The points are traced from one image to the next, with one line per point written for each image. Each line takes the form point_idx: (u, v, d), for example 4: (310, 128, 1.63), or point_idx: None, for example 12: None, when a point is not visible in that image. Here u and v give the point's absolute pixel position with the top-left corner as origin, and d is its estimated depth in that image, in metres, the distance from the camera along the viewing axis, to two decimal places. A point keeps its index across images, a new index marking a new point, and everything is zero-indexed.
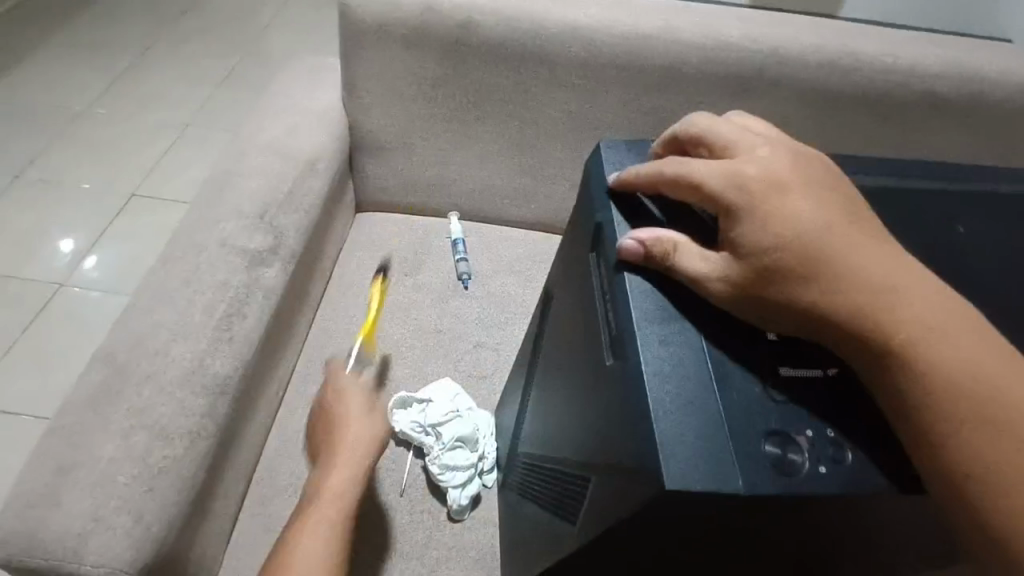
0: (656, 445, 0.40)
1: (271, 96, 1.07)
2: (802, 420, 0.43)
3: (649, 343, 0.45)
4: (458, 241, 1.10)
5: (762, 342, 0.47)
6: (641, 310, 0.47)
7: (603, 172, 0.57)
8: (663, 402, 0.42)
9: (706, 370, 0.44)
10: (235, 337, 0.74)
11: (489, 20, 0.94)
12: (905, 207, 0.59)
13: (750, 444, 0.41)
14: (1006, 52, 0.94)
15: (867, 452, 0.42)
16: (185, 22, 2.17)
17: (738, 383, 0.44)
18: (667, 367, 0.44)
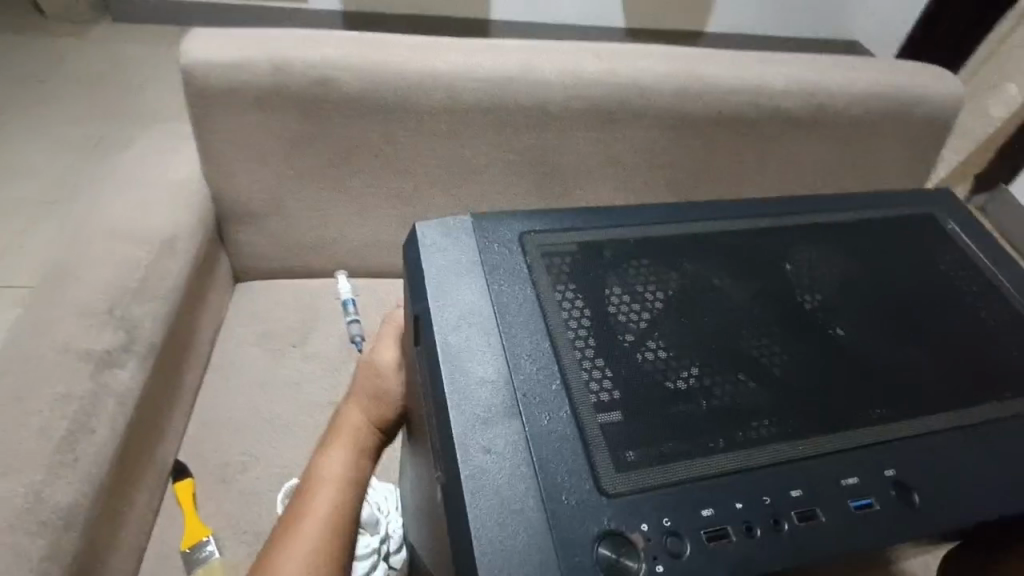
0: None
1: (121, 170, 0.98)
2: (640, 514, 0.39)
3: (470, 459, 0.39)
4: (349, 300, 1.04)
5: (596, 431, 0.42)
6: (461, 419, 0.40)
7: (423, 245, 0.48)
8: (488, 527, 0.37)
9: (534, 476, 0.39)
10: (81, 457, 0.66)
11: (346, 75, 0.91)
12: (734, 251, 0.56)
13: (581, 558, 0.37)
14: (845, 64, 1.00)
15: (704, 537, 0.39)
16: (46, 89, 2.03)
17: (571, 489, 0.39)
18: (492, 485, 0.38)
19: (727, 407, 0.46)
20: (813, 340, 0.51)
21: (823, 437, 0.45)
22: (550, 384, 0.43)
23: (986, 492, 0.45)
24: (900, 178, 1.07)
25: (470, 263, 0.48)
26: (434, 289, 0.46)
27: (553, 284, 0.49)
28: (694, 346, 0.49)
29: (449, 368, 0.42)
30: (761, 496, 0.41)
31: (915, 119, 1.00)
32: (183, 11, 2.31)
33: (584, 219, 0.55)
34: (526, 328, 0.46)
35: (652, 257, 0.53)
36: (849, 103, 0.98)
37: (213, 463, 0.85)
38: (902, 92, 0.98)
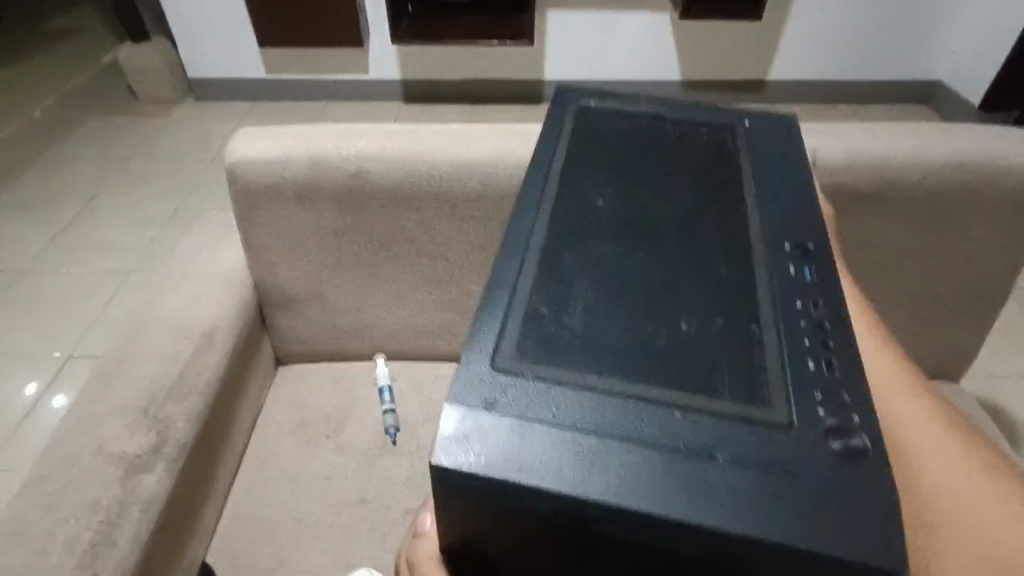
0: (846, 527, 0.35)
1: (173, 261, 1.02)
2: (807, 410, 0.41)
3: (776, 518, 0.35)
4: (384, 388, 1.02)
5: (686, 405, 0.41)
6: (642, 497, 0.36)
7: (482, 483, 0.37)
8: (774, 510, 0.35)
9: (711, 445, 0.39)
10: (101, 571, 0.65)
11: (379, 166, 0.91)
12: (558, 227, 0.56)
13: (818, 452, 0.38)
14: (917, 132, 0.91)
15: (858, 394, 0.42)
16: (132, 165, 2.22)
17: (781, 441, 0.39)
18: (795, 500, 0.36)
19: (746, 344, 0.46)
20: (689, 259, 0.53)
21: (759, 310, 0.49)
22: (636, 406, 0.41)
23: (799, 181, 0.61)
24: (994, 262, 0.93)
25: (506, 433, 0.39)
26: (543, 488, 0.36)
27: (539, 366, 0.44)
28: (637, 307, 0.49)
29: (578, 490, 0.36)
30: (794, 329, 0.47)
31: (1010, 191, 0.87)
32: (258, 89, 2.49)
33: (497, 311, 0.48)
34: (563, 405, 0.41)
35: (551, 278, 0.51)
36: (920, 174, 0.87)
37: (241, 565, 0.83)
38: (990, 163, 0.86)
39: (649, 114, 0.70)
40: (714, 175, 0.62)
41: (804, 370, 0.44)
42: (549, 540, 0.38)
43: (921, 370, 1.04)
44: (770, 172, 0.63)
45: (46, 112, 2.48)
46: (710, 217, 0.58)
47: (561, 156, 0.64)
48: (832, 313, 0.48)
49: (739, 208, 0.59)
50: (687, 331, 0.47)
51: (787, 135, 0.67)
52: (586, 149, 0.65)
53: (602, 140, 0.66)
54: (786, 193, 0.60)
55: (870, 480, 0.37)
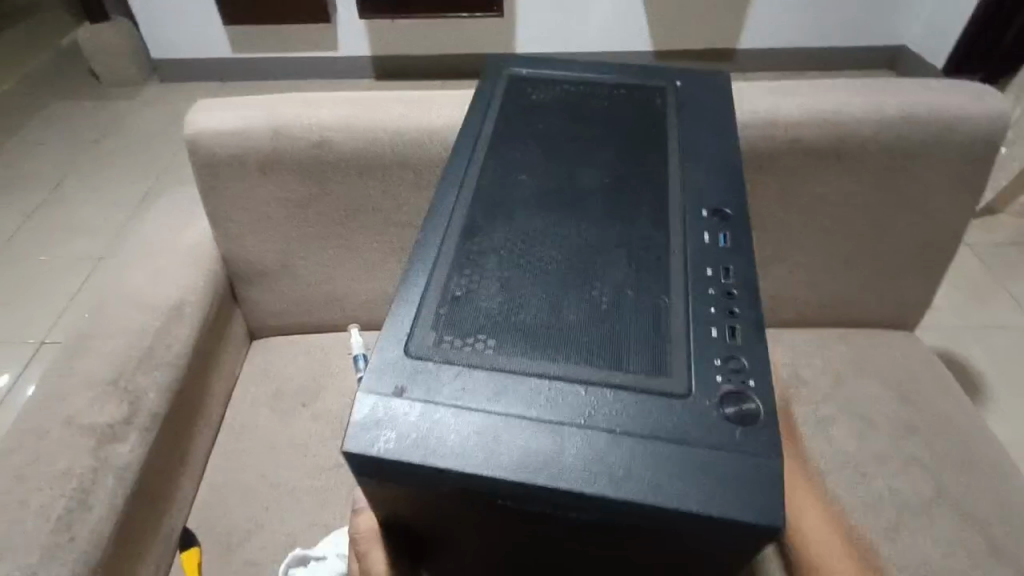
0: (729, 488, 0.37)
1: (138, 237, 1.01)
2: (705, 378, 0.43)
3: (668, 486, 0.37)
4: (359, 356, 1.00)
5: (589, 379, 0.43)
6: (540, 469, 0.37)
7: (389, 466, 0.38)
8: (661, 475, 0.37)
9: (609, 417, 0.40)
10: (77, 536, 0.66)
11: (342, 135, 0.91)
12: (483, 203, 0.56)
13: (711, 419, 0.40)
14: (871, 88, 0.93)
15: (756, 359, 0.44)
16: (99, 148, 2.18)
17: (677, 409, 0.41)
18: (684, 465, 0.38)
19: (655, 314, 0.48)
20: (610, 231, 0.54)
21: (672, 279, 0.50)
22: (540, 381, 0.42)
23: (724, 147, 0.62)
24: (946, 214, 0.96)
25: (412, 416, 0.40)
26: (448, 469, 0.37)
27: (450, 347, 0.45)
28: (553, 282, 0.50)
29: (480, 466, 0.37)
30: (704, 298, 0.49)
31: (959, 144, 0.90)
32: (225, 68, 2.44)
33: (416, 294, 0.48)
34: (470, 384, 0.42)
35: (472, 256, 0.52)
36: (872, 128, 0.90)
37: (220, 531, 0.85)
38: (938, 117, 0.89)
39: (585, 85, 0.71)
40: (644, 145, 0.63)
41: (708, 338, 0.46)
42: (462, 514, 0.40)
43: (881, 323, 1.07)
44: (695, 138, 0.64)
45: (7, 96, 2.41)
46: (635, 186, 0.59)
47: (489, 133, 0.64)
48: (741, 280, 0.50)
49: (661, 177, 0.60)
50: (600, 305, 0.48)
51: (719, 99, 0.68)
52: (514, 125, 0.65)
53: (532, 114, 0.67)
54: (710, 158, 0.61)
55: (758, 441, 0.39)
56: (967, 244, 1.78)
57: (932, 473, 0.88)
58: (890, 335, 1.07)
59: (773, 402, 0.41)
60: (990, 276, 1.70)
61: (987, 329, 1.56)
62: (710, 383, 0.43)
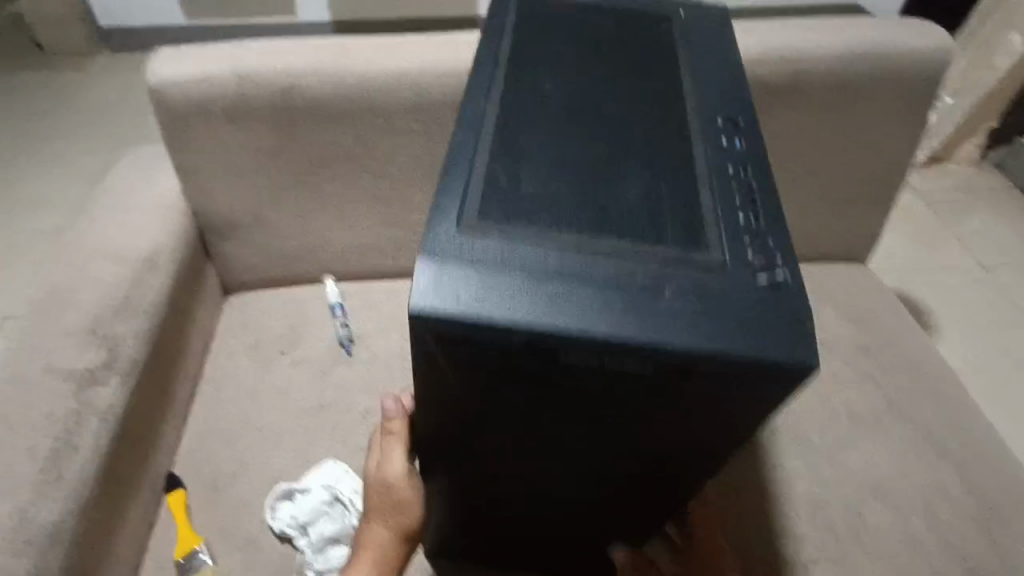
0: (764, 340, 0.46)
1: (104, 192, 1.00)
2: (738, 256, 0.51)
3: (718, 338, 0.46)
4: (336, 305, 1.05)
5: (640, 256, 0.50)
6: (613, 328, 0.46)
7: (484, 329, 0.45)
8: (711, 331, 0.46)
9: (660, 286, 0.48)
10: (65, 474, 0.68)
11: (308, 81, 0.91)
12: (516, 105, 0.61)
13: (743, 287, 0.49)
14: (823, 25, 0.96)
15: (775, 242, 0.53)
16: (51, 120, 2.10)
17: (716, 279, 0.49)
18: (728, 322, 0.47)
19: (687, 202, 0.55)
20: (637, 134, 0.60)
21: (697, 175, 0.58)
22: (600, 258, 0.49)
23: (729, 62, 0.68)
24: (894, 147, 1.01)
25: (498, 287, 0.47)
26: (533, 325, 0.45)
27: (516, 228, 0.51)
28: (596, 175, 0.56)
29: (564, 327, 0.45)
30: (728, 192, 0.56)
31: (904, 78, 0.95)
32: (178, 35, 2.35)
33: (473, 185, 0.54)
34: (540, 259, 0.49)
35: (517, 153, 0.57)
36: (824, 64, 0.94)
37: (206, 473, 0.86)
38: (885, 52, 0.93)
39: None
40: (653, 55, 0.68)
41: (735, 224, 0.54)
42: (534, 367, 0.48)
43: (836, 255, 1.13)
44: (703, 55, 0.69)
45: None
46: (651, 92, 0.64)
47: (508, 43, 0.67)
48: (756, 179, 0.58)
49: (677, 86, 0.65)
50: (640, 197, 0.55)
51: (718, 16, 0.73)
52: (530, 35, 0.68)
53: (544, 25, 0.69)
54: (718, 72, 0.67)
55: (785, 305, 0.48)
56: (916, 190, 1.86)
57: (880, 386, 0.95)
58: (845, 267, 1.13)
59: (797, 277, 0.50)
60: (940, 219, 1.78)
61: (935, 269, 1.65)
62: (740, 260, 0.51)
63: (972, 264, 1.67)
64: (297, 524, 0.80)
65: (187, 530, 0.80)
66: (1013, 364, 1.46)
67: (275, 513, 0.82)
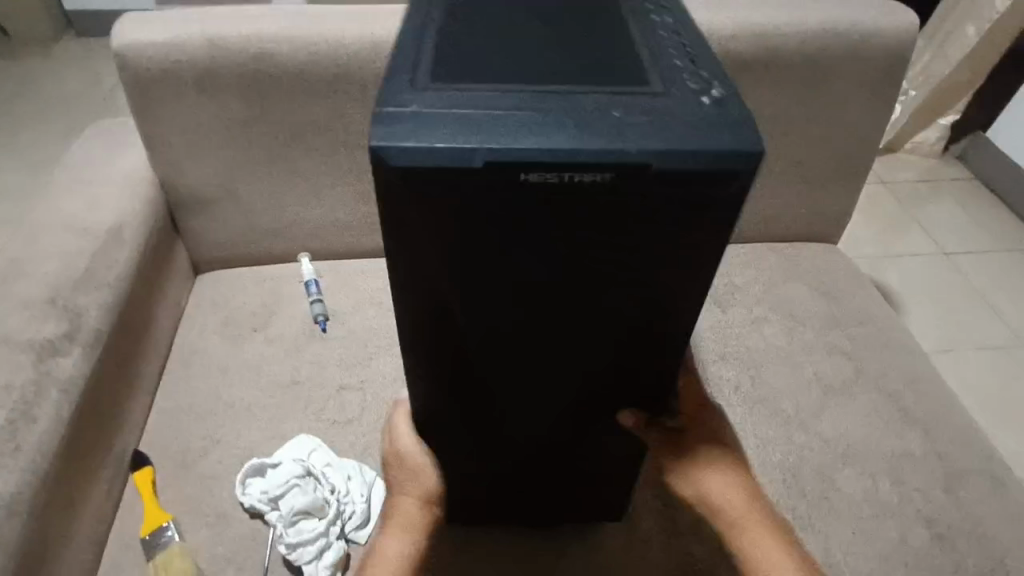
0: (708, 135, 0.45)
1: (66, 166, 0.96)
2: (676, 83, 0.51)
3: (662, 139, 0.44)
4: (311, 282, 1.02)
5: (581, 91, 0.49)
6: (556, 139, 0.44)
7: (426, 155, 0.43)
8: (655, 133, 0.45)
9: (603, 108, 0.47)
10: (23, 445, 0.65)
11: (281, 48, 0.89)
12: (451, 2, 0.62)
13: (684, 103, 0.48)
14: (797, 3, 0.97)
15: (708, 72, 0.53)
16: (14, 106, 2.03)
17: (657, 100, 0.49)
18: (671, 128, 0.46)
19: (626, 54, 0.55)
20: (573, 15, 0.61)
21: (634, 37, 0.58)
22: (540, 92, 0.49)
23: None
24: (866, 125, 1.02)
25: (440, 121, 0.45)
26: (478, 145, 0.44)
27: (457, 81, 0.50)
28: (535, 41, 0.56)
29: (506, 142, 0.44)
30: (663, 44, 0.57)
31: (874, 56, 0.96)
32: None
33: (411, 54, 0.53)
34: (481, 99, 0.48)
35: (456, 33, 0.57)
36: (798, 40, 0.95)
37: (174, 451, 0.83)
38: (857, 29, 0.94)
39: None
40: None
41: (672, 64, 0.54)
42: (489, 202, 0.46)
43: (811, 234, 1.15)
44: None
45: None
46: None
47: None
48: (688, 33, 0.59)
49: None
50: (580, 52, 0.55)
51: None
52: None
53: None
54: None
55: (724, 111, 0.47)
56: (883, 181, 1.90)
57: (852, 358, 0.96)
58: (818, 246, 1.15)
59: (733, 90, 0.50)
60: (907, 208, 1.82)
61: (905, 255, 1.68)
62: (680, 87, 0.51)
63: (938, 250, 1.71)
64: (267, 498, 0.77)
65: (154, 507, 0.77)
66: (979, 345, 1.49)
67: (245, 489, 0.79)
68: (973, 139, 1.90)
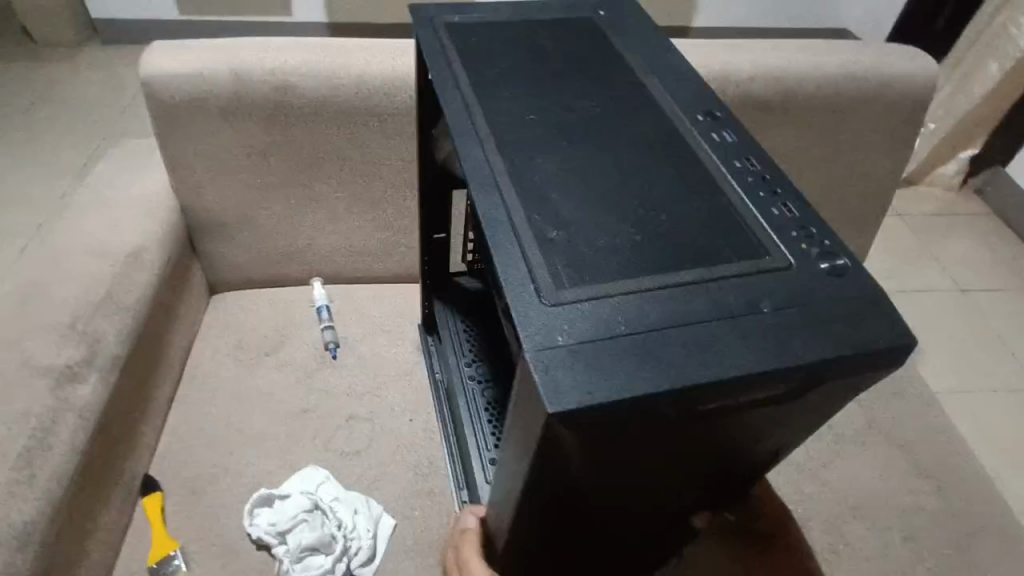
0: (861, 320, 0.45)
1: (90, 187, 0.98)
2: (793, 248, 0.50)
3: (827, 337, 0.43)
4: (323, 307, 1.03)
5: (710, 281, 0.47)
6: (735, 360, 0.41)
7: (617, 408, 0.39)
8: (819, 332, 0.43)
9: (749, 305, 0.45)
10: (39, 472, 0.65)
11: (305, 80, 0.90)
12: (515, 157, 0.57)
13: (810, 275, 0.48)
14: (817, 48, 0.98)
15: (805, 222, 0.53)
16: (37, 112, 2.06)
17: (787, 276, 0.47)
18: (823, 317, 0.44)
19: (725, 211, 0.53)
20: (643, 155, 0.58)
21: (714, 176, 0.57)
22: (673, 291, 0.46)
23: (674, 61, 0.70)
24: (881, 169, 1.03)
25: (604, 356, 0.41)
26: (664, 385, 0.40)
27: (581, 287, 0.46)
28: (631, 207, 0.53)
29: (687, 373, 0.40)
30: (746, 185, 0.56)
31: (891, 103, 0.97)
32: (170, 31, 2.33)
33: (511, 251, 0.48)
34: (622, 311, 0.44)
35: (544, 208, 0.52)
36: (817, 85, 0.95)
37: (184, 476, 0.84)
38: (875, 76, 0.95)
39: (531, 25, 0.74)
40: (612, 68, 0.69)
41: (770, 215, 0.53)
42: (659, 429, 0.42)
43: None
44: (650, 60, 0.70)
45: None
46: (627, 105, 0.64)
47: (473, 93, 0.63)
48: (759, 163, 0.58)
49: (644, 97, 0.65)
50: (682, 218, 0.52)
51: (639, 26, 0.75)
52: (486, 78, 0.65)
53: (493, 58, 0.68)
54: (671, 71, 0.69)
55: (857, 281, 0.47)
56: (897, 214, 1.89)
57: (863, 405, 0.96)
58: None
59: (849, 251, 0.50)
60: (921, 242, 1.81)
61: (916, 291, 1.67)
62: (794, 247, 0.50)
63: (952, 287, 1.70)
64: (274, 530, 0.78)
65: (162, 533, 0.78)
66: (990, 385, 1.49)
67: (253, 520, 0.80)
68: (993, 172, 1.90)
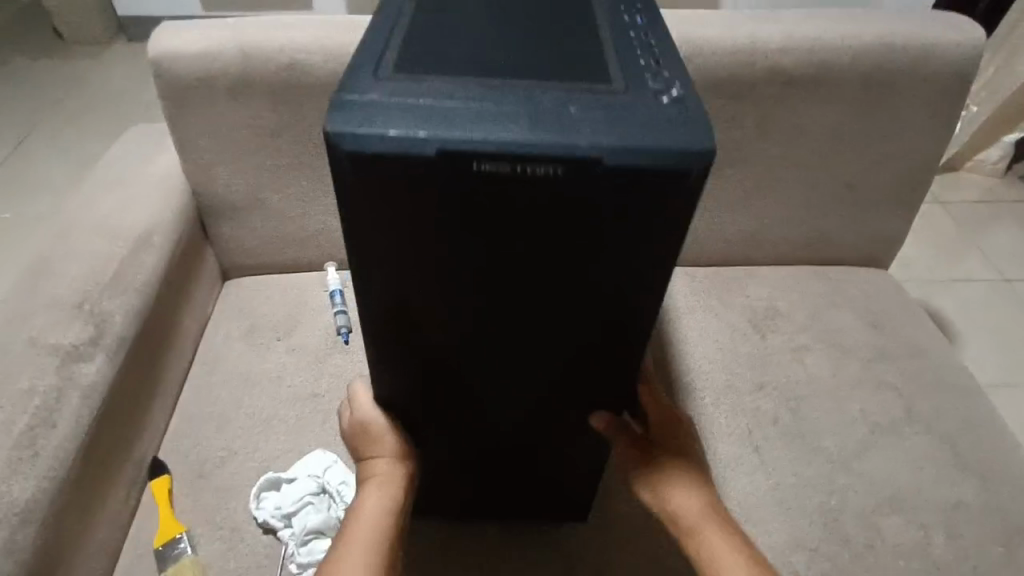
0: (666, 135, 0.47)
1: (103, 168, 0.97)
2: (641, 85, 0.52)
3: (618, 134, 0.46)
4: (336, 292, 1.01)
5: (539, 86, 0.51)
6: (516, 131, 0.45)
7: (388, 146, 0.45)
8: (615, 130, 0.46)
9: (563, 104, 0.49)
10: (42, 451, 0.65)
11: (314, 58, 0.88)
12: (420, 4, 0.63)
13: (643, 100, 0.50)
14: (851, 17, 0.92)
15: (670, 73, 0.54)
16: (67, 107, 2.09)
17: (620, 97, 0.50)
18: (631, 125, 0.47)
19: (592, 55, 0.56)
20: (542, 17, 0.62)
21: (601, 37, 0.60)
22: (499, 86, 0.50)
23: None
24: (922, 146, 0.96)
25: (401, 110, 0.47)
26: (433, 137, 0.45)
27: (420, 75, 0.51)
28: (501, 41, 0.58)
29: (463, 133, 0.45)
30: (630, 45, 0.58)
31: (933, 74, 0.91)
32: None
33: (371, 47, 0.55)
34: (442, 92, 0.49)
35: (417, 29, 0.58)
36: (850, 54, 0.89)
37: (193, 460, 0.83)
38: (914, 45, 0.89)
39: None
40: None
41: (635, 63, 0.55)
42: (446, 195, 0.48)
43: (857, 258, 1.08)
44: None
45: None
46: None
47: None
48: (655, 36, 0.60)
49: None
50: (541, 51, 0.56)
51: None
52: None
53: None
54: None
55: (689, 111, 0.49)
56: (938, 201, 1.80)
57: (898, 394, 0.90)
58: (864, 271, 1.09)
59: (694, 91, 0.52)
60: (963, 230, 1.72)
61: (958, 281, 1.59)
62: (642, 83, 0.52)
63: (996, 276, 1.61)
64: (279, 513, 0.77)
65: (169, 516, 0.77)
66: None
67: (258, 504, 0.78)
68: None
